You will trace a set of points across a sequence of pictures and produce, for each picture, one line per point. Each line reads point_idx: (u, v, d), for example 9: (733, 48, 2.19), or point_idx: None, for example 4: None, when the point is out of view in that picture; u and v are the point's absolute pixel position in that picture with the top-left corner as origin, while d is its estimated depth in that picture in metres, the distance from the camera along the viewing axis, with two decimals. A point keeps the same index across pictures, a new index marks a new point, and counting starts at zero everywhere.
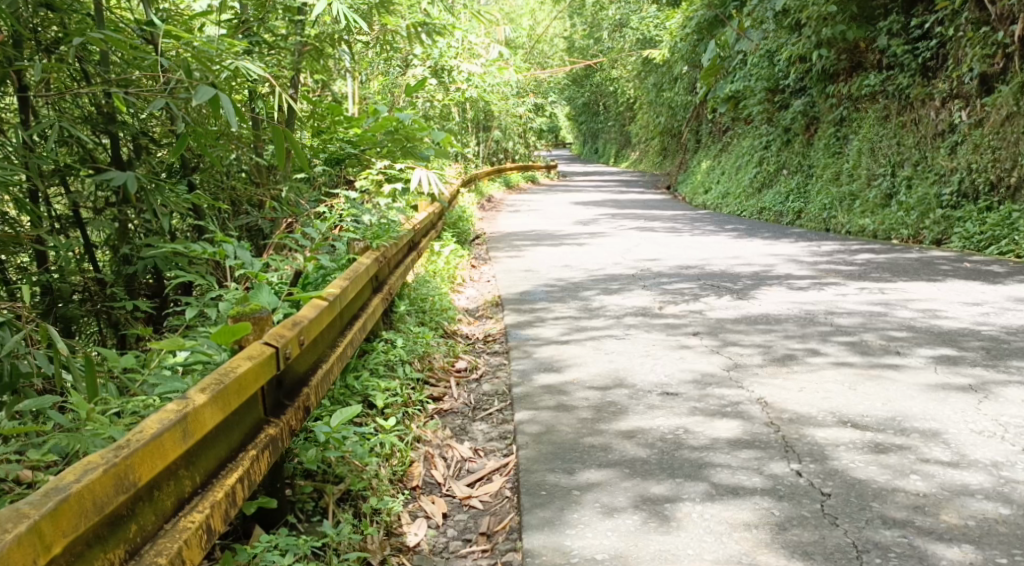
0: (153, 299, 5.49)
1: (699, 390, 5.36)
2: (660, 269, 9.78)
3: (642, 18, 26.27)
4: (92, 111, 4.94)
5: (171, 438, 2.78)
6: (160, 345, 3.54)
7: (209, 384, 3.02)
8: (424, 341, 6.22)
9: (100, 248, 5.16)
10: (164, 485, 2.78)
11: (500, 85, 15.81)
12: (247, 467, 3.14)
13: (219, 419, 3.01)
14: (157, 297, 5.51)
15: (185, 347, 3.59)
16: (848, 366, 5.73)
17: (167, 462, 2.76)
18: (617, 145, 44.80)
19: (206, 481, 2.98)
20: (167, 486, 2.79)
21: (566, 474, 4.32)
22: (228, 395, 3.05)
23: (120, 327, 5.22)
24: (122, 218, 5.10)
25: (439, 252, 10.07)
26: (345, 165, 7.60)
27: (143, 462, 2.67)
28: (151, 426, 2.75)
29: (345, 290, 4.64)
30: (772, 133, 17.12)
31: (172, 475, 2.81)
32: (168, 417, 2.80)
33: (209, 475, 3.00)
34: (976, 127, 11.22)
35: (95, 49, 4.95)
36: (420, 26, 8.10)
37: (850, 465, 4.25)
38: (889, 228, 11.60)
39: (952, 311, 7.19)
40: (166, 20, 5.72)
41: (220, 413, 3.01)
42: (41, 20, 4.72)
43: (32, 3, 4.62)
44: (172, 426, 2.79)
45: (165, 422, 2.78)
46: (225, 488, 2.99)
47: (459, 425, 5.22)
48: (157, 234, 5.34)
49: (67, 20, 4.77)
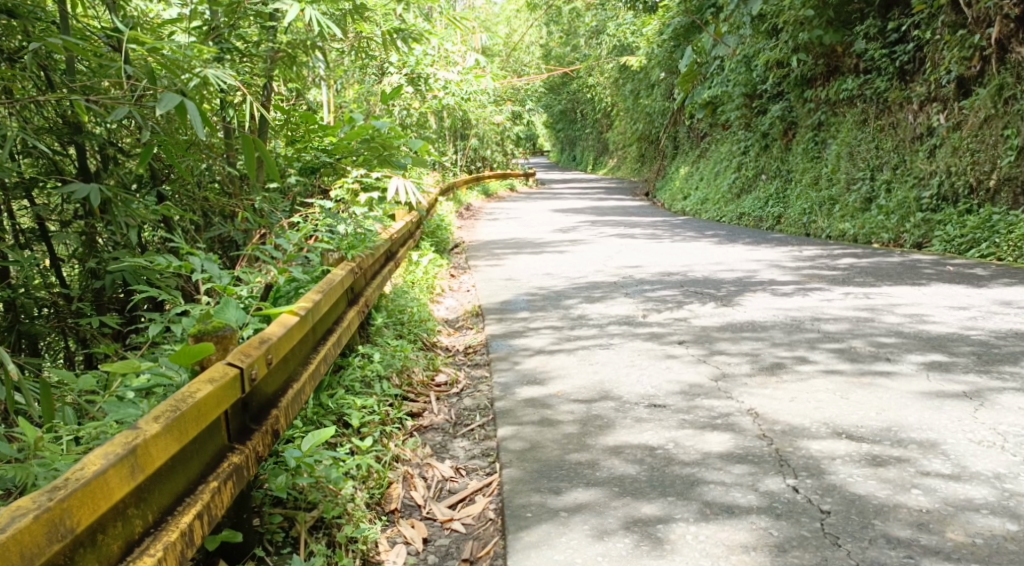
0: (122, 315, 5.29)
1: (687, 401, 5.18)
2: (642, 276, 9.63)
3: (618, 25, 26.17)
4: (56, 120, 4.75)
5: (116, 475, 2.57)
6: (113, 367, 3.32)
7: (164, 412, 2.81)
8: (403, 354, 6.01)
9: (67, 262, 4.97)
10: (110, 528, 2.57)
11: (477, 94, 15.61)
12: (207, 501, 2.91)
13: (175, 450, 2.80)
14: (126, 313, 5.30)
15: (141, 368, 3.38)
16: (838, 374, 5.57)
17: (111, 502, 2.56)
18: (595, 153, 44.80)
19: (160, 520, 2.76)
20: (113, 529, 2.58)
21: (553, 495, 4.13)
22: (185, 423, 2.84)
23: (87, 344, 5.01)
24: (90, 232, 4.90)
25: (417, 262, 9.84)
26: (322, 173, 7.33)
27: (82, 505, 2.47)
28: (95, 463, 2.55)
29: (318, 304, 4.41)
30: (750, 138, 17.04)
31: (118, 516, 2.60)
32: (114, 452, 2.59)
33: (163, 513, 2.78)
34: (954, 130, 11.15)
35: (61, 57, 4.80)
36: (395, 33, 7.88)
37: (848, 480, 4.08)
38: (870, 232, 11.49)
39: (939, 315, 7.05)
40: (133, 26, 5.56)
41: (175, 442, 2.80)
42: (3, 28, 4.52)
43: None
44: (118, 461, 2.58)
45: (111, 457, 2.58)
46: (180, 526, 2.77)
47: (440, 442, 5.02)
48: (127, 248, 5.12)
49: (31, 27, 4.58)
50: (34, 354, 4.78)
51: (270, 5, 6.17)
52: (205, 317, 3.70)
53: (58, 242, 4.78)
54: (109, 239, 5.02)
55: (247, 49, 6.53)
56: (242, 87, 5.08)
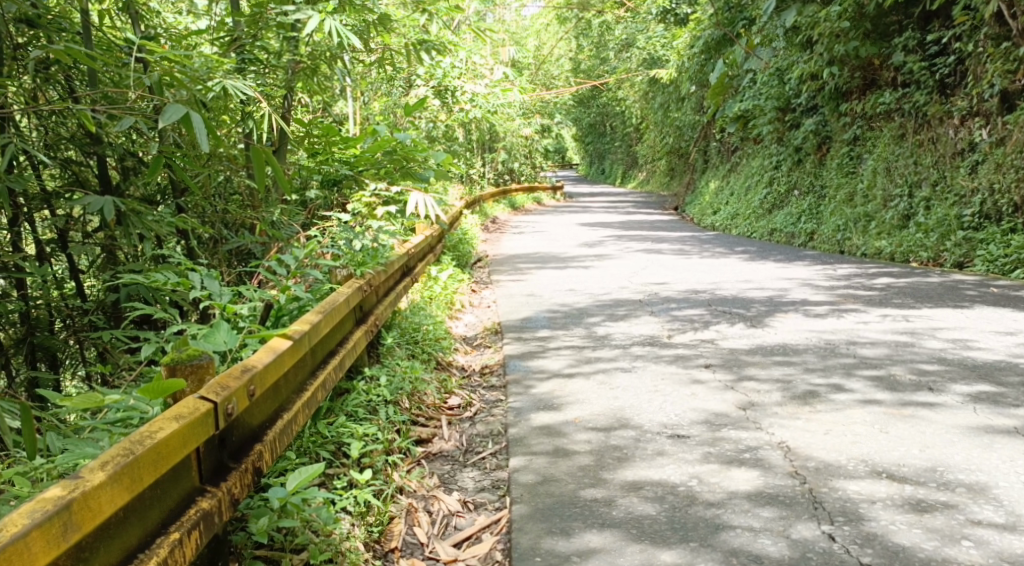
0: (142, 325, 5.06)
1: (712, 432, 4.85)
2: (669, 293, 9.28)
3: (648, 37, 25.81)
4: (78, 129, 4.56)
5: (41, 538, 2.30)
6: (74, 404, 3.01)
7: (113, 457, 2.55)
8: (413, 377, 5.71)
9: (88, 274, 4.78)
10: None
11: (505, 109, 15.33)
12: (164, 557, 2.62)
13: (123, 502, 2.53)
14: (145, 323, 5.07)
15: (103, 404, 3.07)
16: (877, 404, 5.21)
17: None
18: (624, 166, 44.45)
19: None
20: None
21: (564, 537, 3.82)
22: (137, 470, 2.58)
23: (105, 357, 4.80)
24: (110, 243, 4.70)
25: (436, 277, 9.52)
26: (343, 186, 6.99)
27: None
28: (16, 524, 2.28)
29: (317, 325, 4.14)
30: (782, 152, 16.66)
31: None
32: (42, 510, 2.32)
33: None
34: (997, 145, 10.77)
35: (83, 67, 4.63)
36: (421, 44, 7.45)
37: (890, 528, 3.74)
38: (907, 251, 11.06)
39: (984, 341, 6.65)
40: (156, 38, 5.37)
41: (124, 493, 2.53)
42: (26, 38, 4.38)
43: (10, 19, 4.28)
44: (45, 522, 2.31)
45: (36, 517, 2.31)
46: None
47: (448, 471, 4.71)
48: (147, 259, 4.89)
49: (51, 36, 4.42)
50: (51, 367, 4.60)
51: (291, 15, 5.82)
52: (183, 347, 3.42)
53: (77, 254, 4.60)
54: (131, 251, 4.80)
55: (269, 59, 6.25)
56: (262, 98, 4.84)
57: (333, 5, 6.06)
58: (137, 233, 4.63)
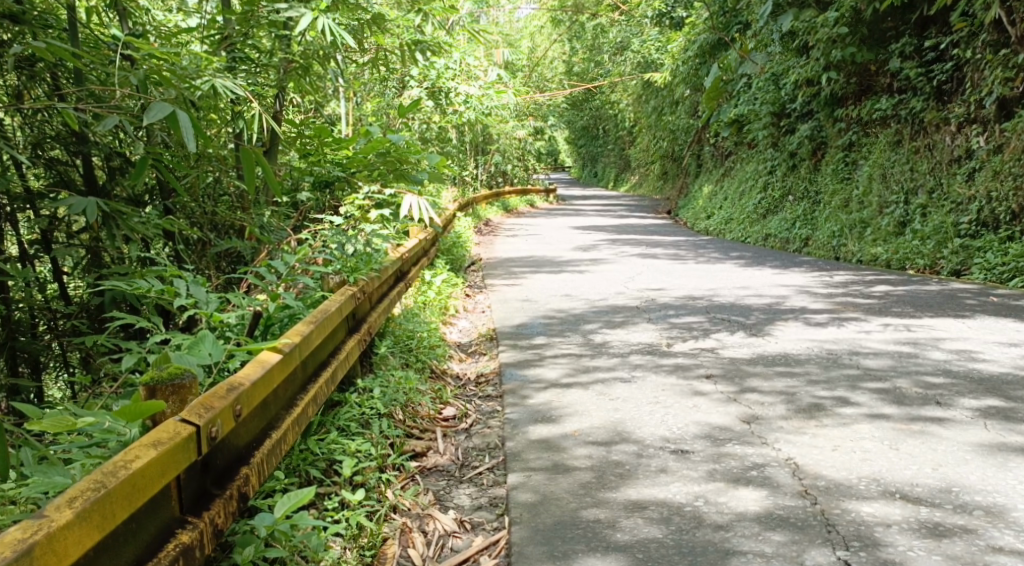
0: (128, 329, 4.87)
1: (716, 448, 4.68)
2: (666, 300, 9.10)
3: (642, 41, 25.65)
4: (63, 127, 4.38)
5: None
6: (43, 427, 2.83)
7: (83, 492, 2.40)
8: (407, 387, 5.52)
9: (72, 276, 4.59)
10: None
11: (499, 111, 15.15)
12: None
13: (92, 542, 2.37)
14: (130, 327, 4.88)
15: (76, 427, 2.89)
16: (885, 419, 5.05)
17: None
18: (617, 170, 44.28)
19: None
20: None
21: (565, 562, 3.65)
22: (109, 505, 2.43)
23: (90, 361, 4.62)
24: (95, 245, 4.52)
25: (429, 283, 9.32)
26: (336, 188, 6.82)
27: None
28: None
29: (307, 337, 3.96)
30: (777, 157, 16.52)
31: None
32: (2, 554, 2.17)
33: None
34: (994, 153, 10.64)
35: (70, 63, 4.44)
36: (415, 45, 7.26)
37: (908, 555, 3.58)
38: (904, 258, 10.90)
39: (989, 353, 6.50)
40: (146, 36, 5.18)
41: (94, 531, 2.38)
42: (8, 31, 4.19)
43: None
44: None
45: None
46: None
47: (444, 488, 4.54)
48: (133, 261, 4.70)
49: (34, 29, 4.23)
50: (34, 372, 4.43)
51: (282, 14, 5.63)
52: (163, 362, 3.24)
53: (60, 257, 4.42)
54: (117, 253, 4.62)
55: (259, 59, 6.05)
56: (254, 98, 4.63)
57: (327, 4, 5.86)
58: (121, 235, 4.43)
